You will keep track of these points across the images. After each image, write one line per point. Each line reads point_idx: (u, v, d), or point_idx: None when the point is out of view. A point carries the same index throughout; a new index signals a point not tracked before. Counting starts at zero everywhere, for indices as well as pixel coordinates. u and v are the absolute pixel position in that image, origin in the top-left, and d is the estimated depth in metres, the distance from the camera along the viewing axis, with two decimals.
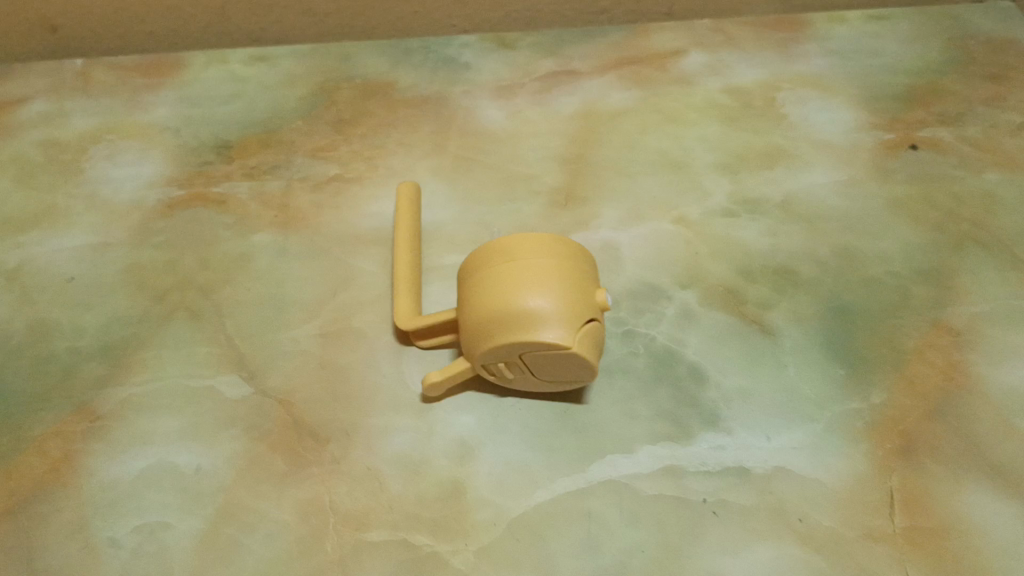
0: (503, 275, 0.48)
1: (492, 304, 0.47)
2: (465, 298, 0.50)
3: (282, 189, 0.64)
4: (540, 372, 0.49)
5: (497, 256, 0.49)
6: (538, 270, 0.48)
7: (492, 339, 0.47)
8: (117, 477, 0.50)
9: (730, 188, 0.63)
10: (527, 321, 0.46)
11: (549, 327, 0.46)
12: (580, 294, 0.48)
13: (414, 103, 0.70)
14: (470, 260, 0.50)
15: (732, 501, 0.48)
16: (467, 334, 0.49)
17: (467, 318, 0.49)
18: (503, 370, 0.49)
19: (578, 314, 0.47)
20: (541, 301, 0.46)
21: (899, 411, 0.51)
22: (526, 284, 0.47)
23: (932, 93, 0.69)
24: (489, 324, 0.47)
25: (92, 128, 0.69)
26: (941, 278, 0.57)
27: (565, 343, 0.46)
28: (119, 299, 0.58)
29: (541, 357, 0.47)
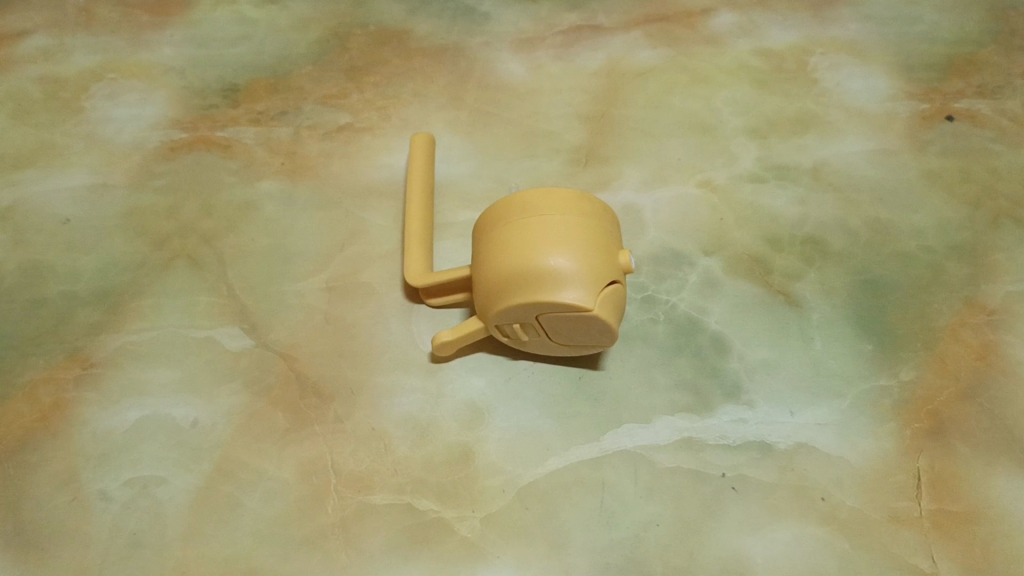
0: (523, 231, 0.45)
1: (509, 261, 0.45)
2: (481, 255, 0.47)
3: (291, 136, 0.61)
4: (557, 335, 0.47)
5: (517, 212, 0.46)
6: (560, 227, 0.45)
7: (508, 299, 0.45)
8: (110, 428, 0.48)
9: (758, 153, 0.60)
10: (546, 281, 0.44)
11: (570, 288, 0.44)
12: (604, 254, 0.45)
13: (430, 52, 0.67)
14: (488, 216, 0.48)
15: (752, 477, 0.46)
16: (482, 292, 0.46)
17: (482, 276, 0.46)
18: (518, 331, 0.47)
19: (600, 276, 0.44)
20: (561, 260, 0.44)
21: (929, 391, 0.49)
22: (546, 242, 0.44)
23: (971, 64, 0.66)
24: (506, 283, 0.45)
25: (94, 66, 0.66)
26: (976, 254, 0.55)
27: (586, 305, 0.44)
28: (117, 243, 0.56)
29: (559, 318, 0.45)
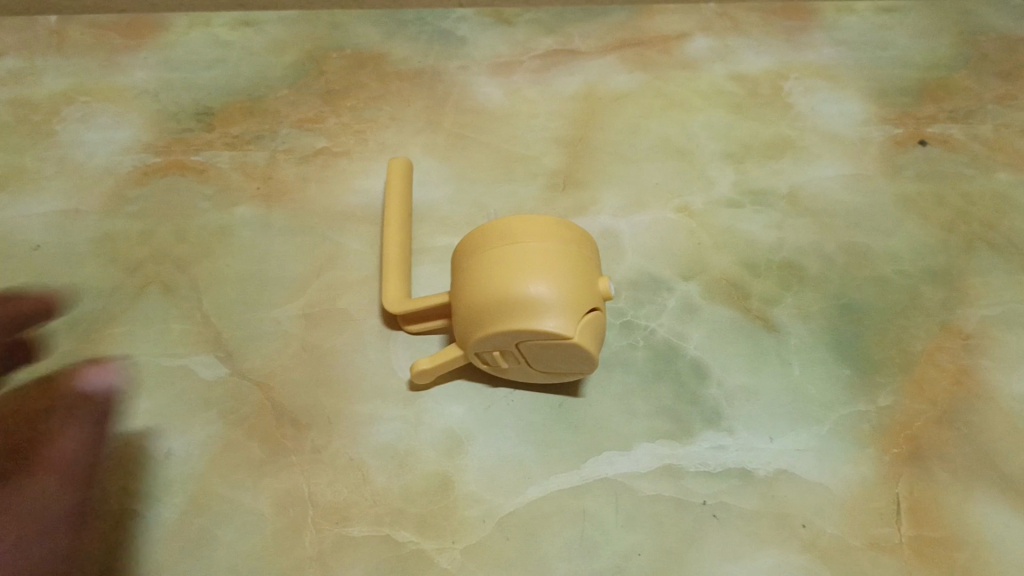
0: (502, 258, 0.45)
1: (489, 288, 0.44)
2: (459, 282, 0.47)
3: (266, 160, 0.61)
4: (536, 363, 0.46)
5: (497, 238, 0.46)
6: (540, 253, 0.45)
7: (487, 326, 0.44)
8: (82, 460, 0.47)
9: (735, 178, 0.61)
10: (527, 308, 0.43)
11: (550, 315, 0.43)
12: (583, 281, 0.45)
13: (407, 76, 0.67)
14: (467, 242, 0.47)
15: (733, 504, 0.46)
16: (461, 319, 0.46)
17: (461, 303, 0.46)
18: (498, 359, 0.46)
19: (579, 303, 0.44)
20: (542, 287, 0.44)
21: (907, 416, 0.49)
22: (527, 269, 0.44)
23: (942, 88, 0.67)
24: (485, 310, 0.44)
25: (66, 88, 0.65)
26: (951, 279, 0.55)
27: (567, 332, 0.43)
28: (90, 270, 0.55)
29: (539, 347, 0.45)
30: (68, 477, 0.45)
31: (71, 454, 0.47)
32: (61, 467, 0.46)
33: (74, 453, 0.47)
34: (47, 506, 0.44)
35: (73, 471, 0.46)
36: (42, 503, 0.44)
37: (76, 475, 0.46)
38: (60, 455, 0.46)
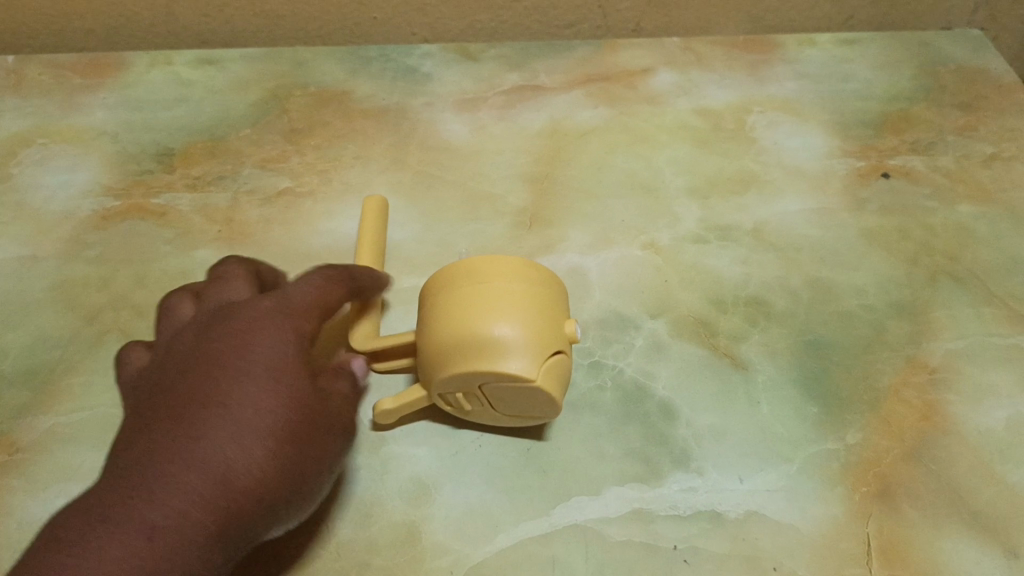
0: (468, 298, 0.45)
1: (454, 327, 0.44)
2: (424, 323, 0.47)
3: (228, 202, 0.60)
4: (499, 405, 0.46)
5: (463, 278, 0.46)
6: (507, 293, 0.45)
7: (450, 367, 0.44)
8: (37, 517, 0.45)
9: (701, 214, 0.61)
10: (490, 349, 0.43)
11: (514, 357, 0.43)
12: (549, 322, 0.45)
13: (372, 113, 0.67)
14: (434, 282, 0.47)
15: (704, 548, 0.45)
16: (424, 360, 0.45)
17: (425, 344, 0.45)
18: (461, 401, 0.46)
19: (545, 346, 0.44)
20: (506, 328, 0.43)
21: (875, 453, 0.49)
22: (492, 310, 0.44)
23: (903, 121, 0.67)
24: (448, 351, 0.44)
25: (23, 130, 0.64)
26: (916, 313, 0.55)
27: (530, 374, 0.43)
28: (47, 318, 0.54)
29: (502, 389, 0.44)
30: (321, 431, 0.42)
31: (298, 395, 0.42)
32: (310, 411, 0.42)
33: (301, 401, 0.42)
34: (273, 432, 0.40)
35: (336, 424, 0.44)
36: (270, 435, 0.40)
37: (325, 425, 0.43)
38: (301, 408, 0.42)
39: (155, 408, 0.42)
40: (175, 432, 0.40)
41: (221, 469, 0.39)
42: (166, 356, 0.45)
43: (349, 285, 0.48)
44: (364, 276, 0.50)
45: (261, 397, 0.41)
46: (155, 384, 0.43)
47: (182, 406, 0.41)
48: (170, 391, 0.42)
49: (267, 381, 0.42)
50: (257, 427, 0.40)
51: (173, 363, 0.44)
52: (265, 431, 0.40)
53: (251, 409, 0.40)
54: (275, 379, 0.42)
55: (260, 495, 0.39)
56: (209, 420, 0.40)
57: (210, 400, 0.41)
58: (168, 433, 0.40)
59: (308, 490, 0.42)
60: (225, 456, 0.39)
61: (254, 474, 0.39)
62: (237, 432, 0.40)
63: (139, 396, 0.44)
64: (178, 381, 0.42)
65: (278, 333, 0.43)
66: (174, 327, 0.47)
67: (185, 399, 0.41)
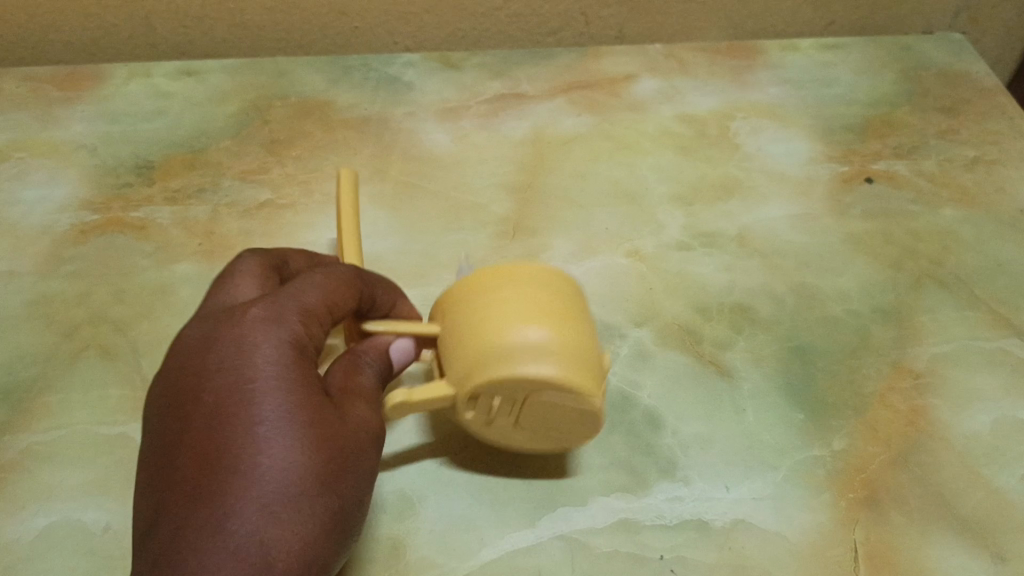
0: (498, 302, 0.43)
1: (490, 328, 0.42)
2: (445, 332, 0.44)
3: (208, 215, 0.60)
4: (532, 418, 0.43)
5: (488, 285, 0.45)
6: (545, 298, 0.44)
7: (484, 372, 0.41)
8: (14, 538, 0.45)
9: (684, 220, 0.61)
10: (526, 351, 0.41)
11: (552, 362, 0.41)
12: (585, 331, 0.44)
13: (353, 123, 0.66)
14: (452, 293, 0.46)
15: (690, 558, 0.45)
16: (451, 368, 0.43)
17: (451, 352, 0.43)
18: (492, 411, 0.43)
19: (579, 355, 0.42)
20: (542, 333, 0.42)
21: (861, 459, 0.49)
22: (525, 315, 0.43)
23: (885, 125, 0.68)
24: (481, 355, 0.42)
25: (0, 144, 0.64)
26: (900, 317, 0.55)
27: (572, 376, 0.41)
28: (24, 335, 0.53)
29: (537, 399, 0.42)
30: (353, 462, 0.38)
31: (326, 428, 0.37)
32: (340, 444, 0.38)
33: (329, 436, 0.37)
34: (306, 480, 0.36)
35: (369, 444, 0.39)
36: (303, 484, 0.36)
37: (358, 452, 0.39)
38: (331, 445, 0.37)
39: (162, 469, 0.37)
40: (197, 501, 0.35)
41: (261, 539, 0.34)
42: (161, 401, 0.39)
43: (348, 281, 0.43)
44: (366, 274, 0.45)
45: (288, 438, 0.36)
46: (158, 436, 0.38)
47: (197, 466, 0.36)
48: (175, 448, 0.37)
49: (286, 421, 0.36)
50: (285, 495, 0.35)
51: (172, 407, 0.38)
52: (297, 483, 0.36)
53: (278, 460, 0.36)
54: (293, 419, 0.37)
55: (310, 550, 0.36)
56: (231, 484, 0.35)
57: (227, 456, 0.35)
58: (187, 516, 0.35)
59: (347, 532, 0.38)
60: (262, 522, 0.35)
61: (291, 553, 0.35)
62: (268, 492, 0.35)
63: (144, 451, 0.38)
64: (181, 442, 0.37)
65: (278, 358, 0.38)
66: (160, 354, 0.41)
67: (194, 456, 0.36)
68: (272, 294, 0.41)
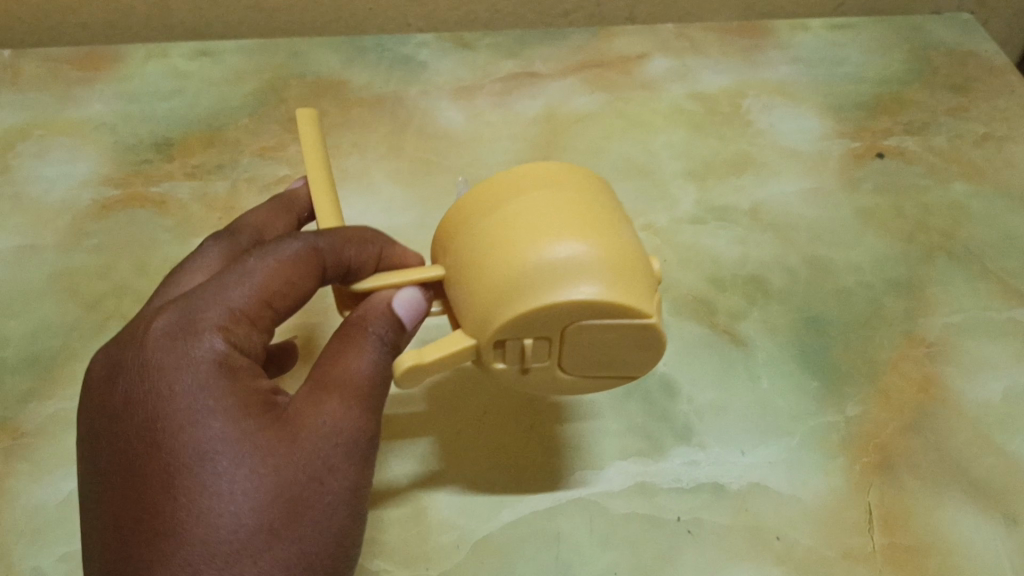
0: (511, 221, 0.38)
1: (506, 253, 0.37)
2: (457, 267, 0.39)
3: (228, 190, 0.60)
4: (575, 353, 0.38)
5: (497, 202, 0.39)
6: (568, 200, 0.38)
7: (508, 309, 0.36)
8: (43, 500, 0.46)
9: (698, 195, 0.61)
10: (553, 275, 0.36)
11: (585, 279, 0.36)
12: (624, 232, 0.39)
13: (368, 102, 0.67)
14: (458, 218, 0.40)
15: (707, 520, 0.45)
16: (471, 312, 0.38)
17: (467, 291, 0.38)
18: (525, 354, 0.38)
19: (616, 260, 0.37)
20: (568, 245, 0.36)
21: (875, 425, 0.49)
22: (545, 228, 0.37)
23: (896, 103, 0.68)
24: (501, 290, 0.36)
25: (21, 123, 0.65)
26: (912, 289, 0.56)
27: (616, 296, 0.36)
28: (48, 306, 0.54)
29: (577, 326, 0.37)
30: (321, 480, 0.36)
31: (270, 455, 0.35)
32: (303, 468, 0.36)
33: (274, 464, 0.35)
34: (252, 529, 0.34)
35: (338, 452, 0.37)
36: (250, 533, 0.34)
37: (320, 468, 0.36)
38: (275, 477, 0.35)
39: (103, 533, 0.36)
40: (137, 574, 0.34)
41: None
42: (116, 416, 0.37)
43: (298, 252, 0.38)
44: (329, 233, 0.39)
45: (222, 487, 0.34)
46: (96, 493, 0.37)
47: (132, 535, 0.34)
48: (111, 511, 0.35)
49: (215, 464, 0.35)
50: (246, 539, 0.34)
51: (104, 458, 0.37)
52: (243, 535, 0.34)
53: (215, 515, 0.34)
54: (223, 460, 0.35)
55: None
56: (166, 553, 0.34)
57: (158, 520, 0.34)
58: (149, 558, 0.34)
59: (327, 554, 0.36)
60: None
61: None
62: (208, 556, 0.34)
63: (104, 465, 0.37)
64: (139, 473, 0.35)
65: (198, 389, 0.35)
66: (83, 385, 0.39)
67: (129, 522, 0.35)
68: (185, 304, 0.37)
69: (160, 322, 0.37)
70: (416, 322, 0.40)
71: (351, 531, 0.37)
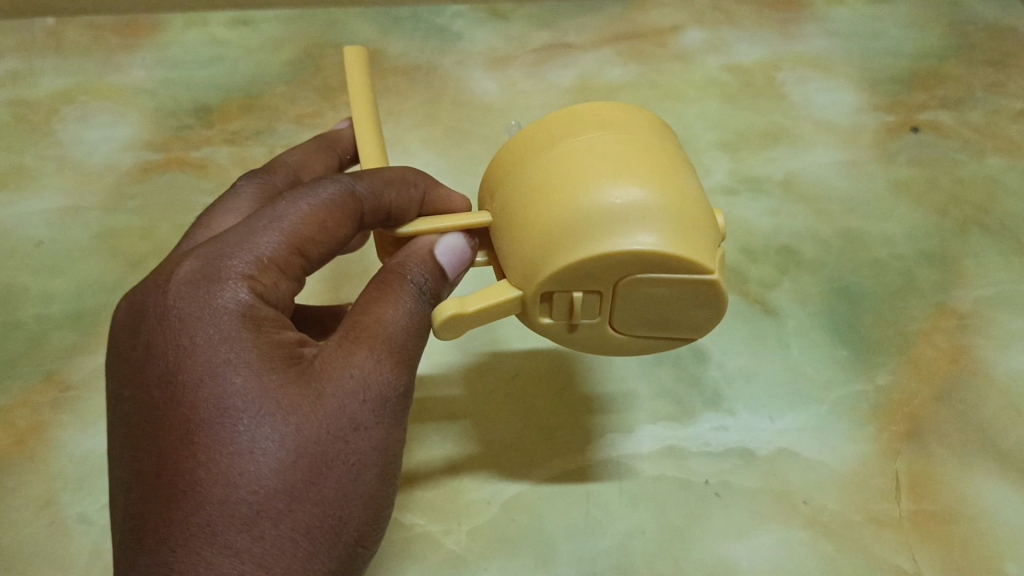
0: (567, 165, 0.37)
1: (559, 198, 0.36)
2: (507, 210, 0.38)
3: (266, 156, 0.61)
4: (626, 308, 0.37)
5: (554, 145, 0.38)
6: (626, 146, 0.37)
7: (560, 256, 0.35)
8: (89, 450, 0.47)
9: (730, 166, 0.61)
10: (609, 222, 0.34)
11: (643, 229, 0.34)
12: (687, 180, 0.37)
13: (403, 71, 0.68)
14: (511, 159, 0.39)
15: (735, 483, 0.46)
16: (520, 258, 0.36)
17: (517, 236, 0.37)
18: (575, 307, 0.37)
19: (680, 211, 0.35)
20: (627, 192, 0.35)
21: (904, 394, 0.49)
22: (603, 173, 0.36)
23: (932, 78, 0.68)
24: (553, 236, 0.35)
25: (64, 88, 0.66)
26: (945, 262, 0.56)
27: (675, 249, 0.34)
28: (92, 265, 0.55)
29: (632, 278, 0.35)
30: (346, 439, 0.34)
31: (294, 412, 0.33)
32: (328, 426, 0.33)
33: (297, 421, 0.33)
34: (274, 489, 0.32)
35: (366, 410, 0.34)
36: (271, 494, 0.32)
37: (347, 426, 0.34)
38: (300, 436, 0.33)
39: (125, 492, 0.34)
40: (155, 536, 0.32)
41: (240, 566, 0.31)
42: (131, 368, 0.35)
43: (333, 198, 0.37)
44: (367, 178, 0.38)
45: (242, 444, 0.32)
46: (118, 449, 0.35)
47: (150, 495, 0.32)
48: (132, 469, 0.33)
49: (235, 420, 0.32)
50: (267, 500, 0.32)
51: (124, 413, 0.34)
52: (263, 496, 0.32)
53: (236, 474, 0.32)
54: (244, 416, 0.32)
55: (306, 561, 0.32)
56: (184, 514, 0.31)
57: (176, 478, 0.32)
58: (165, 518, 0.32)
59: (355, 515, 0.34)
60: (233, 552, 0.31)
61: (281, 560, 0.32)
62: (228, 516, 0.31)
63: (121, 419, 0.35)
64: (154, 428, 0.33)
65: (219, 341, 0.33)
66: (109, 334, 0.37)
67: (148, 481, 0.33)
68: (210, 250, 0.35)
69: (183, 267, 0.35)
70: (459, 269, 0.39)
71: (379, 493, 0.35)
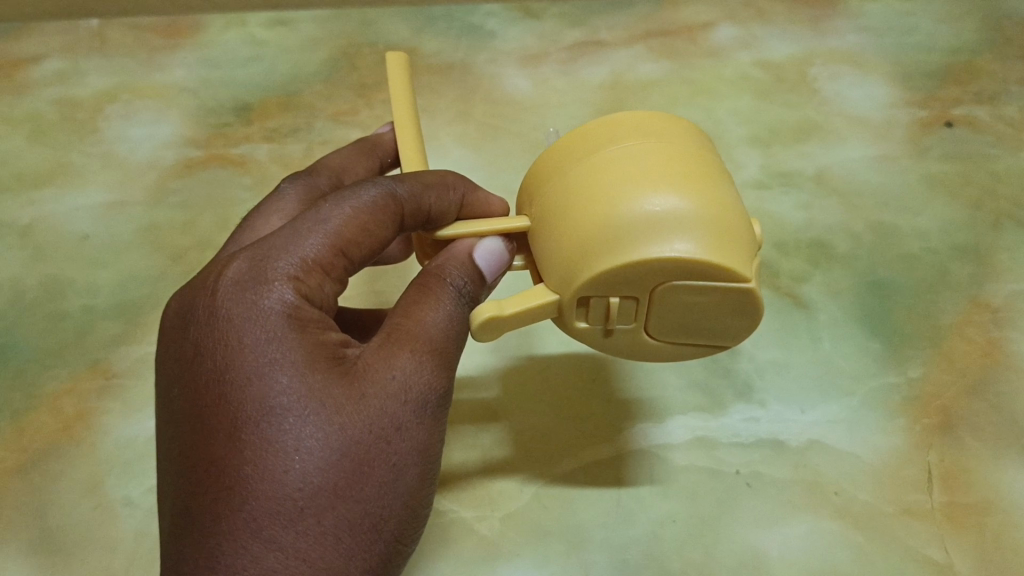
0: (605, 172, 0.37)
1: (598, 203, 0.36)
2: (546, 214, 0.39)
3: (303, 152, 0.63)
4: (662, 315, 0.38)
5: (593, 151, 0.38)
6: (665, 153, 0.37)
7: (596, 262, 0.36)
8: (133, 435, 0.49)
9: (762, 161, 0.62)
10: (646, 230, 0.35)
11: (680, 238, 0.35)
12: (725, 189, 0.37)
13: (437, 69, 0.69)
14: (550, 164, 0.40)
15: (766, 473, 0.46)
16: (558, 262, 0.37)
17: (556, 241, 0.37)
18: (611, 312, 0.37)
19: (717, 220, 0.36)
20: (664, 200, 0.35)
21: (937, 386, 0.49)
22: (642, 181, 0.36)
23: (967, 72, 0.67)
24: (591, 242, 0.36)
25: (108, 87, 0.68)
26: (978, 255, 0.56)
27: (711, 257, 0.35)
28: (135, 258, 0.57)
29: (667, 284, 0.36)
30: (388, 439, 0.35)
31: (338, 412, 0.34)
32: (370, 427, 0.34)
33: (341, 421, 0.34)
34: (318, 487, 0.33)
35: (407, 411, 0.35)
36: (315, 492, 0.33)
37: (390, 427, 0.35)
38: (343, 436, 0.34)
39: (173, 484, 0.35)
40: (202, 529, 0.33)
41: (284, 560, 0.32)
42: (181, 364, 0.36)
43: (375, 201, 0.38)
44: (408, 180, 0.39)
45: (288, 443, 0.33)
46: (167, 442, 0.36)
47: (198, 488, 0.34)
48: (181, 463, 0.35)
49: (282, 419, 0.33)
50: (312, 498, 0.33)
51: (173, 408, 0.36)
52: (308, 493, 0.33)
53: (281, 471, 0.33)
54: (290, 416, 0.33)
55: (347, 557, 0.33)
56: (233, 508, 0.33)
57: (224, 474, 0.33)
58: (213, 513, 0.33)
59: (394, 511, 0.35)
60: (279, 547, 0.32)
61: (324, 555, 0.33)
62: (274, 513, 0.33)
63: (170, 414, 0.36)
64: (203, 425, 0.34)
65: (267, 342, 0.34)
66: (159, 329, 0.38)
67: (196, 475, 0.34)
68: (257, 251, 0.36)
69: (231, 268, 0.36)
70: (498, 271, 0.40)
71: (418, 491, 0.36)
